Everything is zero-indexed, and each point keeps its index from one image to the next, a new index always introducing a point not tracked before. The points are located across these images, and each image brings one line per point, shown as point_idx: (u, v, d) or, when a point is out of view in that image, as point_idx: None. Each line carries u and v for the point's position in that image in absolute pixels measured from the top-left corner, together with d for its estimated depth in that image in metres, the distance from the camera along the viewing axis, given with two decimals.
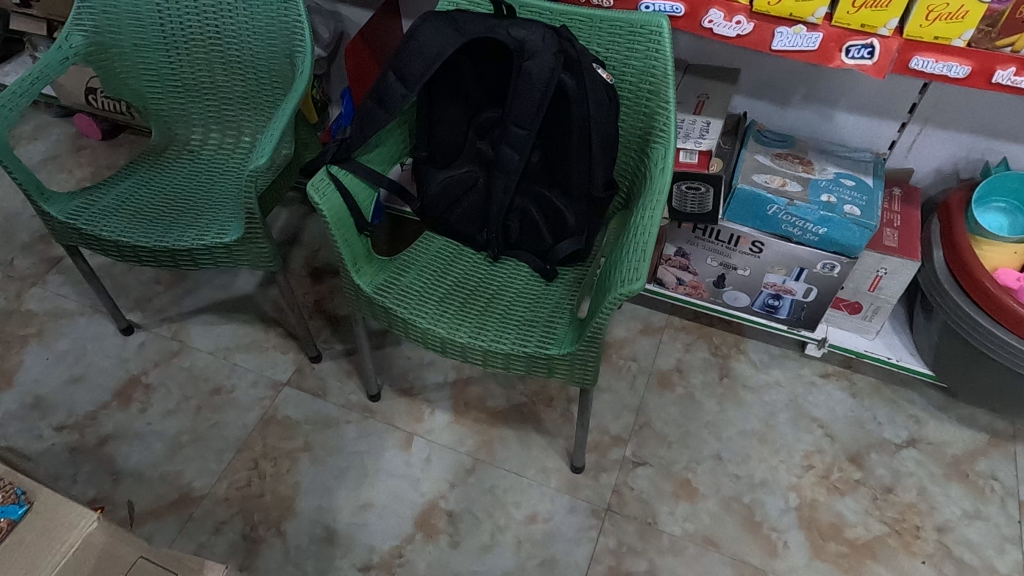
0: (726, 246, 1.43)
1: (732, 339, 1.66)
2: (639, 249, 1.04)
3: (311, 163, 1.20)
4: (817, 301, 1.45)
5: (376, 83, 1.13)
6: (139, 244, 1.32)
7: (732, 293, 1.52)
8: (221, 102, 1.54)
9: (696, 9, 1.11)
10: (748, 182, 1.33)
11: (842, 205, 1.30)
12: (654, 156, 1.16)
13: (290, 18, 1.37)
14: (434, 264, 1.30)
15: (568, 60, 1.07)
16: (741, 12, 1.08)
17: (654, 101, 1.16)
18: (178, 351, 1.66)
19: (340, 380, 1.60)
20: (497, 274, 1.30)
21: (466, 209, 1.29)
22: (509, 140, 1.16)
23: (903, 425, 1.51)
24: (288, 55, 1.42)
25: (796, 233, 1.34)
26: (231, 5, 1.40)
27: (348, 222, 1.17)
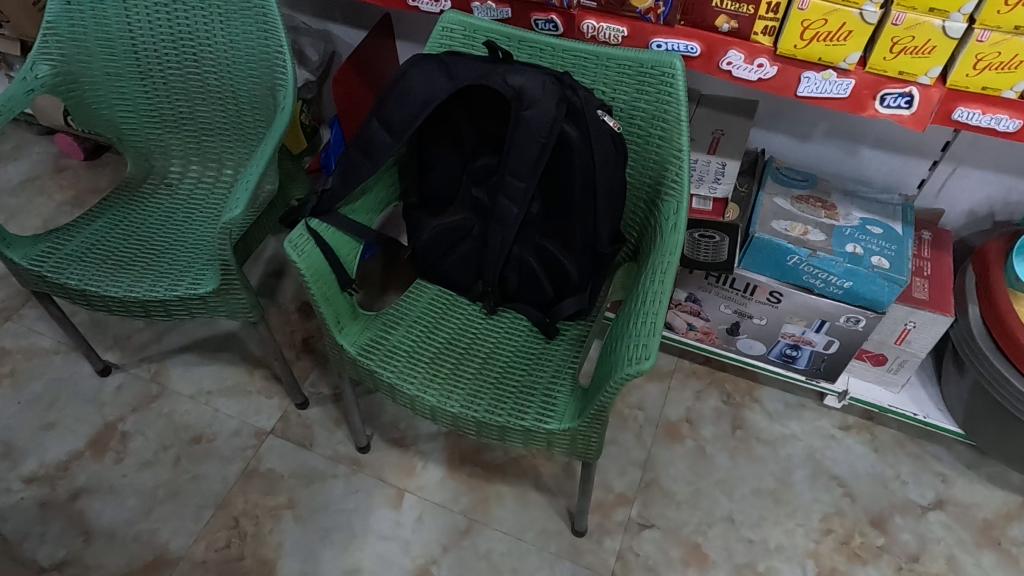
0: (741, 295, 1.33)
1: (746, 386, 1.56)
2: (647, 322, 0.94)
3: (290, 214, 1.10)
4: (838, 353, 1.34)
5: (359, 130, 1.03)
6: (107, 293, 1.22)
7: (747, 341, 1.42)
8: (201, 133, 1.44)
9: (713, 49, 1.00)
10: (767, 230, 1.22)
11: (870, 256, 1.20)
12: (665, 210, 1.05)
13: (271, 45, 1.27)
14: (424, 319, 1.20)
15: (571, 109, 0.97)
16: (764, 54, 0.98)
17: (666, 148, 1.05)
18: (158, 395, 1.57)
19: (327, 429, 1.51)
20: (493, 329, 1.20)
21: (460, 259, 1.19)
22: (507, 192, 1.05)
23: (929, 485, 1.41)
24: (269, 87, 1.32)
25: (819, 285, 1.23)
26: (209, 30, 1.30)
27: (330, 279, 1.07)
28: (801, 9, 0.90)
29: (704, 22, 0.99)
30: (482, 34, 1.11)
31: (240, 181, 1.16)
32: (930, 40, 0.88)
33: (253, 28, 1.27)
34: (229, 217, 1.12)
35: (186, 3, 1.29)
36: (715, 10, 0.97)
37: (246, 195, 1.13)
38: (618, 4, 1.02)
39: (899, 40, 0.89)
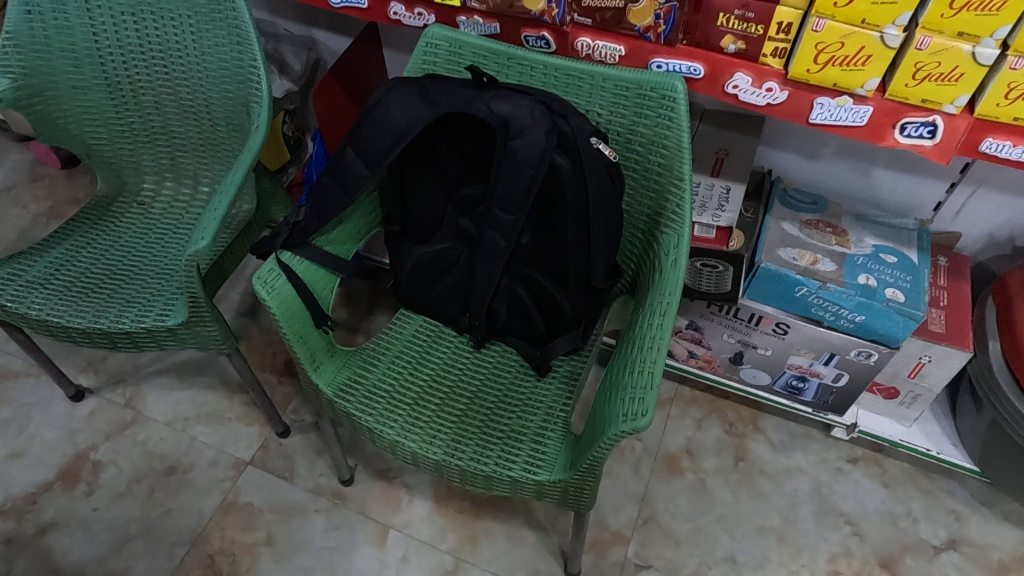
0: (745, 325, 1.25)
1: (749, 415, 1.49)
2: (645, 371, 0.86)
3: (260, 245, 1.02)
4: (847, 387, 1.27)
5: (333, 158, 0.95)
6: (70, 324, 1.15)
7: (751, 371, 1.35)
8: (175, 149, 1.37)
9: (718, 71, 0.92)
10: (774, 260, 1.14)
11: (883, 288, 1.12)
12: (665, 244, 0.97)
13: (245, 60, 1.19)
14: (407, 354, 1.12)
15: (562, 138, 0.89)
16: (773, 77, 0.90)
17: (666, 177, 0.97)
18: (132, 422, 1.49)
19: (309, 459, 1.44)
20: (481, 365, 1.13)
21: (446, 290, 1.12)
22: (494, 224, 0.98)
23: (941, 523, 1.34)
24: (244, 103, 1.23)
25: (828, 318, 1.16)
26: (179, 42, 1.22)
27: (304, 316, 0.99)
28: (814, 31, 0.82)
29: (708, 42, 0.91)
30: (469, 51, 1.03)
31: (209, 209, 1.09)
32: (958, 67, 0.79)
33: (225, 40, 1.19)
34: (196, 248, 1.04)
35: (155, 14, 1.21)
36: (721, 30, 0.89)
37: (214, 225, 1.05)
38: (615, 21, 0.93)
39: (924, 66, 0.80)
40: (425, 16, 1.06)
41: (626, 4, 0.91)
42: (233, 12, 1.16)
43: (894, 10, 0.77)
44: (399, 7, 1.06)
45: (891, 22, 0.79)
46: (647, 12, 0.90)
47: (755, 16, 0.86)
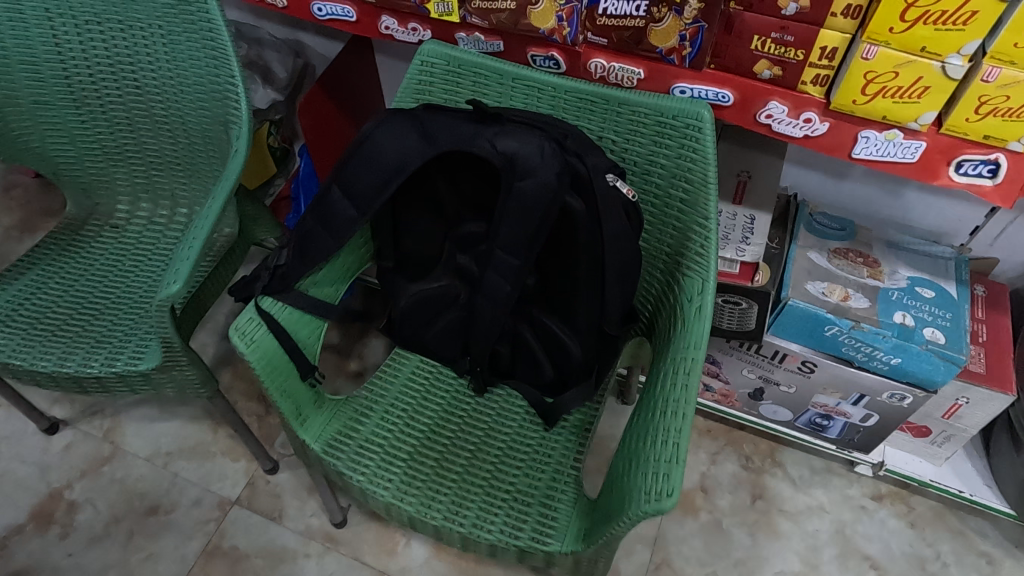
0: (768, 362, 1.16)
1: (766, 448, 1.40)
2: (669, 440, 0.77)
3: (238, 286, 0.92)
4: (876, 427, 1.18)
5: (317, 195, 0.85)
6: (34, 368, 1.05)
7: (771, 407, 1.26)
8: (150, 167, 1.26)
9: (750, 99, 0.82)
10: (802, 295, 1.05)
11: (922, 328, 1.03)
12: (687, 288, 0.88)
13: (222, 76, 1.08)
14: (403, 401, 1.03)
15: (576, 177, 0.78)
16: (812, 107, 0.80)
17: (689, 213, 0.88)
18: (110, 457, 1.40)
19: (299, 498, 1.35)
20: (483, 412, 1.04)
21: (444, 329, 1.03)
22: (497, 267, 0.88)
23: (972, 568, 1.26)
24: (222, 122, 1.12)
25: (860, 358, 1.06)
26: (150, 54, 1.11)
27: (288, 368, 0.90)
28: (865, 58, 0.72)
29: (739, 67, 0.81)
30: (470, 71, 0.93)
31: (181, 246, 0.97)
32: None
33: (201, 54, 1.08)
34: (167, 294, 0.93)
35: (122, 24, 1.10)
36: (754, 54, 0.78)
37: (187, 266, 0.94)
38: (633, 43, 0.83)
39: (989, 99, 0.70)
40: (420, 32, 0.95)
41: (647, 23, 0.80)
42: (208, 24, 1.05)
43: (960, 38, 0.67)
44: (392, 21, 0.94)
45: (956, 51, 0.68)
46: (671, 33, 0.80)
47: (795, 39, 0.75)
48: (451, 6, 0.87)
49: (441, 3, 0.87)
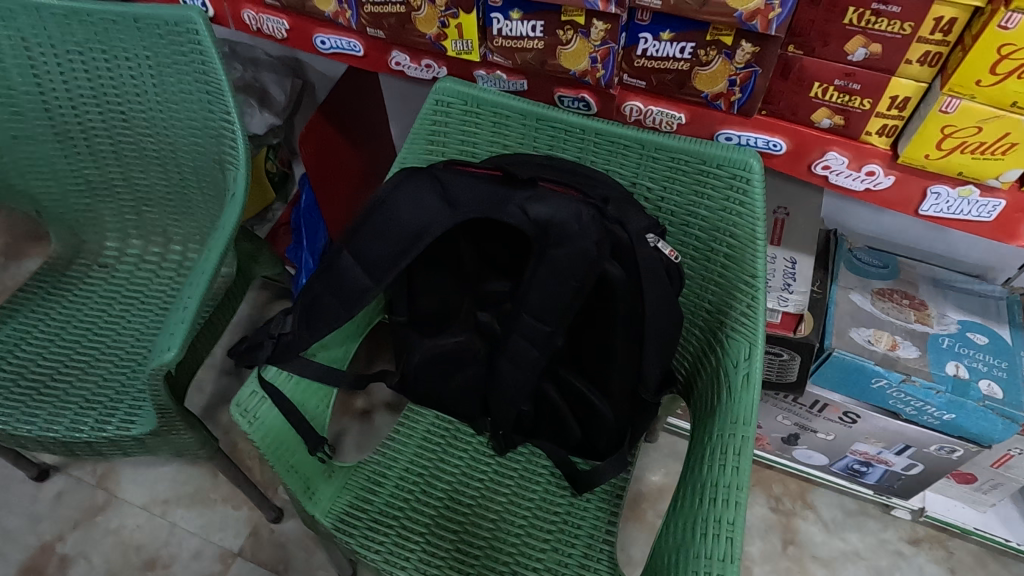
0: (806, 411, 1.09)
1: (796, 488, 1.33)
2: (720, 534, 0.69)
3: (237, 349, 0.84)
4: (919, 476, 1.11)
5: (325, 257, 0.76)
6: (18, 432, 0.97)
7: (805, 451, 1.19)
8: (140, 203, 1.17)
9: (805, 148, 0.74)
10: (847, 345, 0.98)
11: (977, 381, 0.95)
12: (732, 352, 0.80)
13: (216, 112, 0.99)
14: (418, 466, 0.96)
15: (616, 244, 0.70)
16: (876, 159, 0.72)
17: (733, 270, 0.80)
18: (104, 505, 1.32)
19: (305, 549, 1.27)
20: (505, 476, 0.96)
21: (462, 387, 0.94)
22: (523, 331, 0.80)
23: None
24: (216, 160, 1.03)
25: (909, 412, 0.99)
26: (138, 86, 1.02)
27: (294, 442, 0.82)
28: (943, 111, 0.64)
29: (795, 115, 0.73)
30: (490, 110, 0.85)
31: (175, 305, 0.87)
32: None
33: (193, 87, 0.99)
34: (160, 362, 0.83)
35: (106, 54, 1.01)
36: (814, 102, 0.70)
37: (182, 331, 0.84)
38: (676, 86, 0.74)
39: None
40: (435, 68, 0.87)
41: (692, 66, 0.72)
42: (201, 55, 0.96)
43: None
44: (403, 57, 0.86)
45: None
46: (719, 77, 0.71)
47: (861, 87, 0.67)
48: (471, 44, 0.78)
49: (459, 40, 0.78)
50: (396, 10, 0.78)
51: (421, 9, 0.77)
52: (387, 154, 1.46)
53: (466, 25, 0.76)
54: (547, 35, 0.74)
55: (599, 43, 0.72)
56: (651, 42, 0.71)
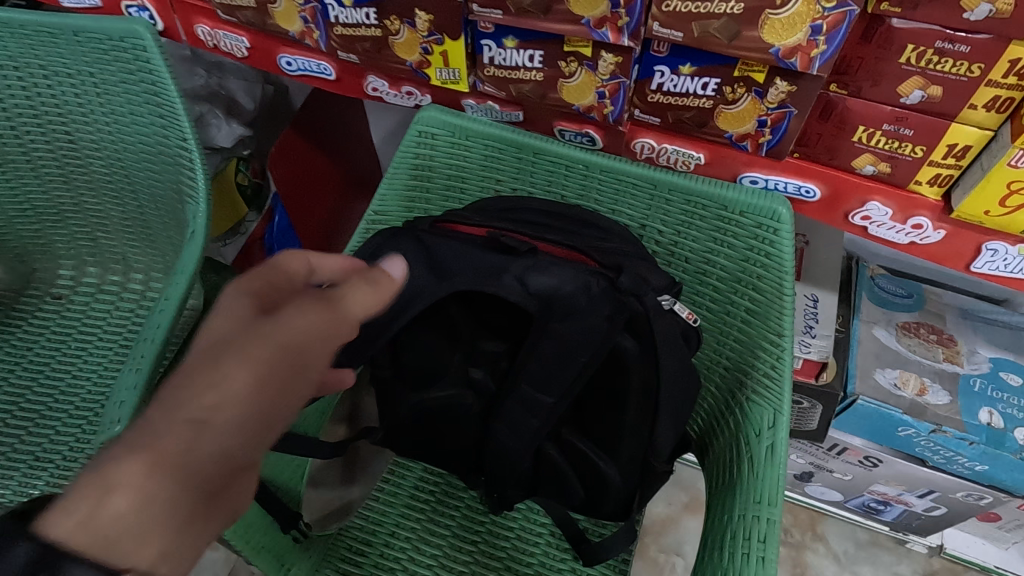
0: (823, 452, 1.02)
1: (806, 518, 1.22)
2: None
3: None
4: (940, 517, 1.04)
5: None
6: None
7: (819, 488, 1.12)
8: (95, 229, 1.06)
9: (842, 196, 0.65)
10: (872, 391, 0.90)
11: (1014, 430, 0.87)
12: (754, 419, 0.71)
13: (170, 138, 0.87)
14: (407, 530, 0.89)
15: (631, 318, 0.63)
16: (926, 211, 0.63)
17: (756, 327, 0.71)
18: None
19: None
20: (500, 540, 0.89)
21: (450, 445, 0.85)
22: (520, 397, 0.71)
23: None
24: (173, 190, 0.92)
25: (937, 460, 0.92)
26: (84, 107, 0.91)
27: (263, 519, 0.75)
28: (1012, 165, 0.54)
29: (833, 159, 0.63)
30: (481, 143, 0.75)
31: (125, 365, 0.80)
32: None
33: (143, 109, 0.88)
34: (109, 436, 0.76)
35: (46, 72, 0.89)
36: (856, 148, 0.61)
37: (133, 399, 0.77)
38: (695, 125, 0.65)
39: None
40: (417, 95, 0.76)
41: (715, 104, 0.62)
42: (151, 74, 0.85)
43: None
44: (381, 83, 0.75)
45: None
46: (747, 117, 0.62)
47: (914, 133, 0.58)
48: (459, 73, 0.68)
49: (445, 68, 0.68)
50: (371, 33, 0.67)
51: (399, 33, 0.66)
52: (370, 177, 1.38)
53: (453, 53, 0.66)
54: (547, 66, 0.63)
55: (608, 77, 0.62)
56: (668, 75, 0.61)
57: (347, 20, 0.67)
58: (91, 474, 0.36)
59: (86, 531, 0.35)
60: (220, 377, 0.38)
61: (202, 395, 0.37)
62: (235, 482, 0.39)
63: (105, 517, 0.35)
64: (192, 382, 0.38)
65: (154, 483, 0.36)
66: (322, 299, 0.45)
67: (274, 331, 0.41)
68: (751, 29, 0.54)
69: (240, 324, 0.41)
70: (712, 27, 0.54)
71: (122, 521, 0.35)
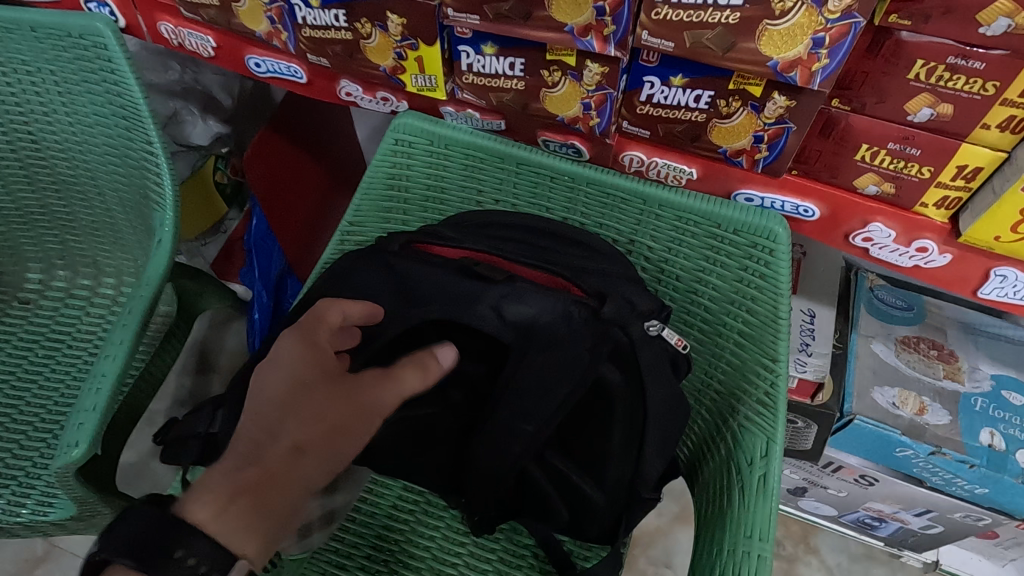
0: (817, 469, 0.99)
1: (799, 530, 1.19)
2: None
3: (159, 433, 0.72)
4: (937, 534, 1.01)
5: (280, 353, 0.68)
6: None
7: (813, 502, 1.10)
8: (64, 231, 1.02)
9: (843, 216, 0.61)
10: (869, 411, 0.86)
11: (1016, 452, 0.83)
12: (746, 446, 0.67)
13: (136, 141, 0.83)
14: (386, 553, 0.86)
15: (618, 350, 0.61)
16: (931, 234, 0.59)
17: (750, 350, 0.67)
18: (44, 556, 1.19)
19: None
20: (482, 563, 0.85)
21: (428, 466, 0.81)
22: None
23: None
24: (141, 196, 0.88)
25: (936, 481, 0.89)
26: (47, 108, 0.86)
27: None
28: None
29: (834, 178, 0.59)
30: (460, 152, 0.71)
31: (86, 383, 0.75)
32: None
33: (107, 111, 0.83)
34: (65, 461, 0.70)
35: (6, 70, 0.85)
36: (858, 167, 0.57)
37: (92, 421, 0.72)
38: (687, 138, 0.60)
39: None
40: (393, 101, 0.72)
41: (709, 118, 0.58)
42: (113, 74, 0.80)
43: None
44: (355, 87, 0.71)
45: None
46: (742, 132, 0.57)
47: (921, 153, 0.54)
48: (435, 80, 0.64)
49: (420, 75, 0.63)
50: (341, 36, 0.63)
51: (371, 37, 0.61)
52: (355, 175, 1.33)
53: (428, 59, 0.61)
54: (529, 74, 0.59)
55: (593, 88, 0.58)
56: (658, 87, 0.57)
57: (315, 22, 0.62)
58: (215, 481, 0.52)
59: (217, 521, 0.51)
60: (307, 426, 0.53)
61: (296, 441, 0.53)
62: (315, 495, 0.55)
63: (226, 517, 0.51)
64: (288, 427, 0.53)
65: (260, 496, 0.52)
66: (377, 379, 0.56)
67: (337, 407, 0.54)
68: (748, 41, 0.49)
69: (310, 392, 0.54)
70: (705, 38, 0.50)
71: (241, 515, 0.51)
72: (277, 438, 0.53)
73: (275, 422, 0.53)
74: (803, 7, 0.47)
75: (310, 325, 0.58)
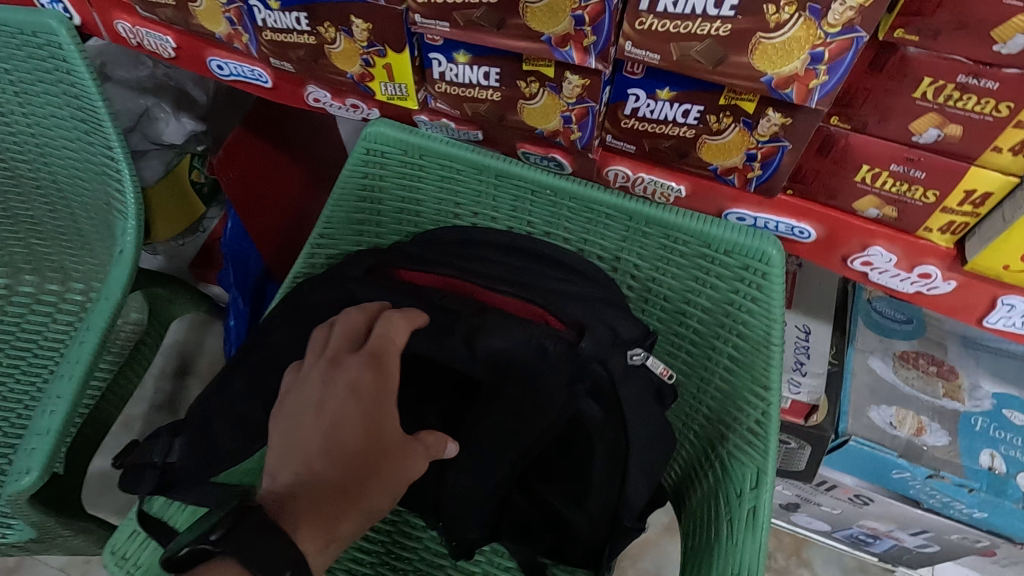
0: (810, 487, 0.96)
1: (791, 543, 1.16)
2: None
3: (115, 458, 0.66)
4: (932, 553, 0.98)
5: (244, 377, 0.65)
6: None
7: (805, 517, 1.07)
8: (28, 234, 0.97)
9: (842, 237, 0.57)
10: (865, 430, 0.83)
11: (1018, 475, 0.79)
12: (736, 475, 0.64)
13: (96, 146, 0.79)
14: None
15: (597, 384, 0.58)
16: (936, 259, 0.55)
17: (741, 376, 0.63)
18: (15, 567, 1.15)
19: None
20: None
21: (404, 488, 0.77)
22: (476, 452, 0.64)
23: None
24: (104, 202, 0.83)
25: (933, 503, 0.85)
26: (3, 109, 0.82)
27: None
28: None
29: (832, 200, 0.55)
30: (436, 162, 0.66)
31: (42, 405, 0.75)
32: None
33: (65, 114, 0.79)
34: (16, 489, 0.70)
35: None
36: (858, 189, 0.53)
37: (43, 447, 0.72)
38: (675, 155, 0.56)
39: None
40: (363, 108, 0.67)
41: (698, 134, 0.53)
42: (69, 76, 0.75)
43: None
44: (322, 93, 0.66)
45: None
46: (734, 149, 0.53)
47: (927, 176, 0.49)
48: (406, 89, 0.59)
49: (390, 83, 0.59)
50: (304, 41, 0.58)
51: (336, 42, 0.57)
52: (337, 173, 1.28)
53: (397, 66, 0.57)
54: (505, 85, 0.55)
55: (573, 100, 0.53)
56: (644, 100, 0.53)
57: (276, 25, 0.58)
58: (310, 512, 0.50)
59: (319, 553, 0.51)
60: (397, 481, 0.53)
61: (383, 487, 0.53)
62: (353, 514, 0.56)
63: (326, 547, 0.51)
64: (384, 482, 0.52)
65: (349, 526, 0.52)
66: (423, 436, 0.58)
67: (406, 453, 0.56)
68: (740, 54, 0.45)
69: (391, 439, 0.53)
70: (694, 51, 0.46)
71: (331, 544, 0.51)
72: (368, 491, 0.52)
73: (371, 475, 0.52)
74: (800, 19, 0.42)
75: (378, 354, 0.55)
